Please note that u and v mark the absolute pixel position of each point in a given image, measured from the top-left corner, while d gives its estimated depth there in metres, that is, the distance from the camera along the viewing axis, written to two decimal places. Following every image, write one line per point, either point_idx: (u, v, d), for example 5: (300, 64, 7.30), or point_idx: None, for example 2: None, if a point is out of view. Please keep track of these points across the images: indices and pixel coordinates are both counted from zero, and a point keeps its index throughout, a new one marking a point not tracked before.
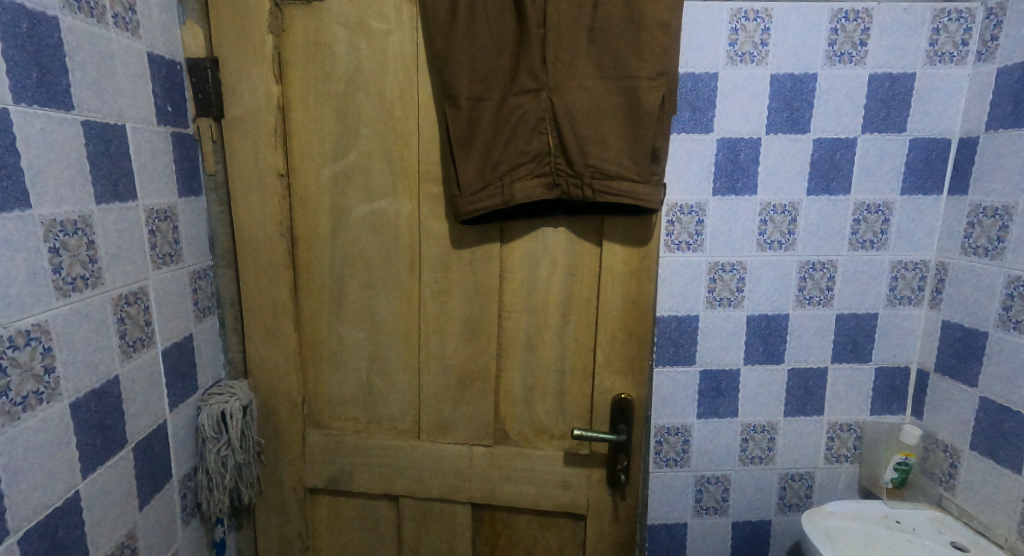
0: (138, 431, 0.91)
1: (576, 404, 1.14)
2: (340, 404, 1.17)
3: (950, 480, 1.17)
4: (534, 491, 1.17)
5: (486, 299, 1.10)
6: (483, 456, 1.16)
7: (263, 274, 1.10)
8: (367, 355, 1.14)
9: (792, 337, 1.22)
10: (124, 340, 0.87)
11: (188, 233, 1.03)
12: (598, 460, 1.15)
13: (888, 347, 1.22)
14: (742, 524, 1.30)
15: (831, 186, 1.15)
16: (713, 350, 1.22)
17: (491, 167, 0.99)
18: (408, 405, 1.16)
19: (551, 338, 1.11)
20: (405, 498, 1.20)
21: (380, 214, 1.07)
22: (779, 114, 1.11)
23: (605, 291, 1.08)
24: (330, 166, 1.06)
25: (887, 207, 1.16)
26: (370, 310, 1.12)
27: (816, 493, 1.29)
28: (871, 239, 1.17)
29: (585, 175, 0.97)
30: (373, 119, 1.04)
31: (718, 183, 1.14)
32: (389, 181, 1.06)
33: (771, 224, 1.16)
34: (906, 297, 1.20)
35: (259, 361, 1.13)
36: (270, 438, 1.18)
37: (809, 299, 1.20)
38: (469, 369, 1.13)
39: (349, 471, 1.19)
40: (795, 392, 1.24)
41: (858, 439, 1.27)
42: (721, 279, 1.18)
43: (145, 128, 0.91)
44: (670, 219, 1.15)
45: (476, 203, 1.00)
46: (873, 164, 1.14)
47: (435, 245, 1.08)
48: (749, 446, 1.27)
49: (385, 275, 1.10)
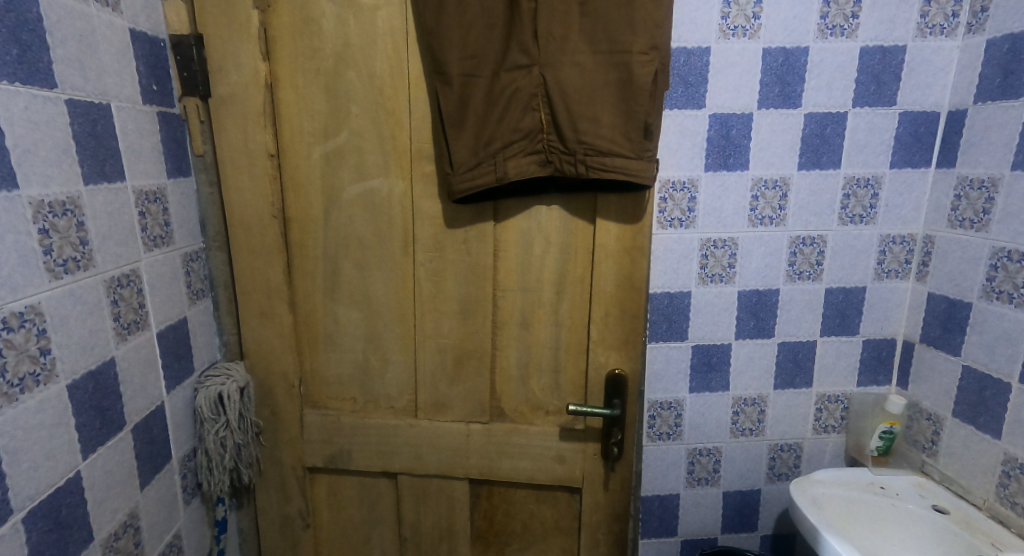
0: (136, 412, 0.91)
1: (570, 381, 1.16)
2: (337, 384, 1.18)
3: (932, 446, 1.21)
4: (530, 465, 1.19)
5: (480, 278, 1.11)
6: (480, 433, 1.18)
7: (256, 256, 1.09)
8: (363, 336, 1.15)
9: (782, 312, 1.24)
10: (118, 323, 0.87)
11: (178, 215, 1.02)
12: (592, 434, 1.17)
13: (875, 320, 1.25)
14: (733, 494, 1.35)
15: (821, 161, 1.15)
16: (705, 325, 1.24)
17: (483, 144, 0.98)
18: (405, 385, 1.17)
19: (546, 316, 1.12)
20: (404, 475, 1.22)
21: (373, 193, 1.07)
22: (770, 89, 1.11)
23: (599, 269, 1.08)
24: (320, 146, 1.05)
25: (876, 181, 1.17)
26: (366, 291, 1.12)
27: (804, 462, 1.34)
28: (861, 213, 1.18)
29: (578, 151, 0.97)
30: (363, 96, 1.02)
31: (710, 159, 1.14)
32: (382, 161, 1.05)
33: (762, 200, 1.17)
34: (893, 270, 1.22)
35: (254, 343, 1.14)
36: (269, 419, 1.18)
37: (800, 274, 1.22)
38: (465, 348, 1.14)
39: (347, 451, 1.21)
40: (785, 365, 1.28)
41: (845, 409, 1.31)
42: (713, 255, 1.19)
43: (131, 107, 0.89)
44: (663, 196, 1.16)
45: (470, 181, 1.00)
46: (863, 139, 1.14)
47: (429, 225, 1.08)
48: (740, 419, 1.31)
49: (379, 256, 1.10)
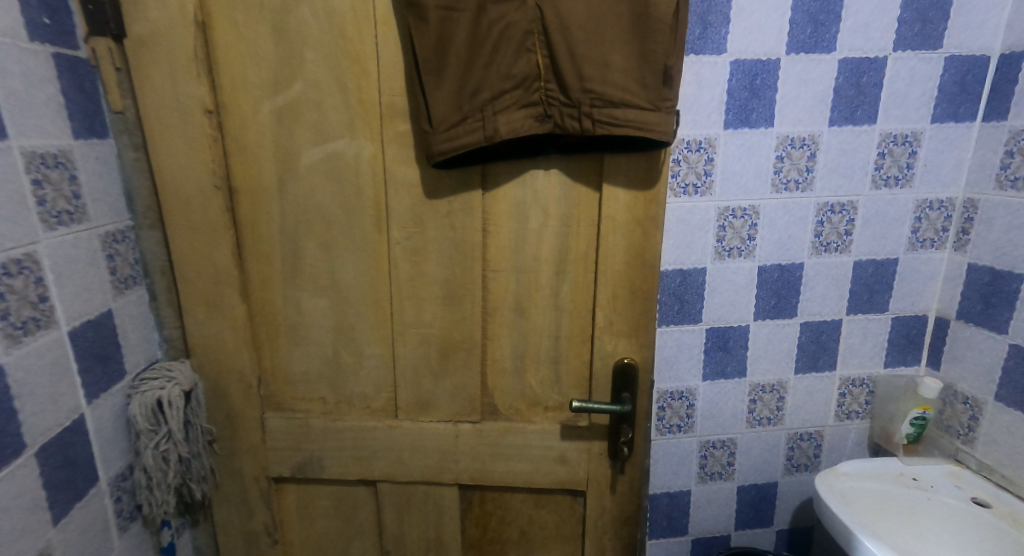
0: (43, 431, 0.74)
1: (573, 373, 1.01)
2: (303, 383, 1.02)
3: (969, 432, 1.10)
4: (528, 468, 1.05)
5: (467, 257, 0.95)
6: (470, 434, 1.04)
7: (198, 236, 0.91)
8: (332, 327, 0.99)
9: (805, 289, 1.11)
10: (8, 322, 0.69)
11: (94, 185, 0.83)
12: (598, 432, 1.03)
13: (906, 295, 1.13)
14: (748, 488, 1.23)
15: (855, 116, 1.01)
16: (721, 306, 1.10)
17: (468, 95, 0.82)
18: (383, 381, 1.02)
19: (544, 299, 0.97)
20: (385, 482, 1.07)
21: (338, 157, 0.90)
22: (802, 30, 0.96)
23: (606, 244, 0.93)
24: (270, 101, 0.87)
25: (915, 138, 1.03)
26: (333, 274, 0.96)
27: (824, 452, 1.22)
28: (896, 175, 1.05)
29: (583, 102, 0.81)
30: (320, 38, 0.84)
31: (730, 114, 0.99)
32: (346, 119, 0.88)
33: (788, 160, 1.02)
34: (929, 239, 1.09)
35: (202, 339, 0.97)
36: (223, 424, 1.02)
37: (826, 246, 1.08)
38: (451, 338, 0.99)
39: (318, 458, 1.05)
40: (807, 347, 1.15)
41: (870, 394, 1.19)
42: (731, 226, 1.05)
43: (12, 46, 0.71)
44: (675, 158, 1.00)
45: (453, 140, 0.83)
46: (904, 90, 1.00)
47: (405, 195, 0.92)
48: (757, 407, 1.18)
49: (348, 233, 0.94)
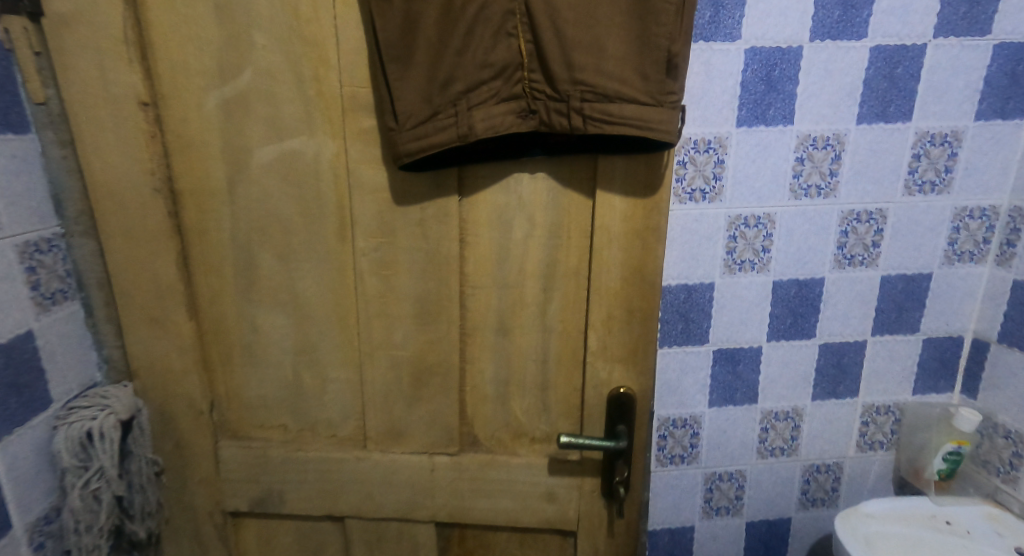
0: None
1: (562, 401, 0.90)
2: (261, 409, 0.91)
3: (1011, 470, 0.98)
4: (512, 505, 0.94)
5: (442, 271, 0.83)
6: (447, 467, 0.93)
7: (136, 245, 0.81)
8: (291, 347, 0.88)
9: (826, 307, 0.99)
10: None
11: (9, 189, 0.73)
12: (590, 467, 0.92)
13: (940, 314, 1.00)
14: (758, 524, 1.11)
15: (887, 112, 0.88)
16: (731, 325, 0.98)
17: (439, 86, 0.70)
18: (350, 407, 0.91)
19: (529, 318, 0.86)
20: (353, 518, 0.96)
21: (294, 156, 0.79)
22: (828, 13, 0.84)
23: (600, 258, 0.82)
24: (215, 91, 0.76)
25: (955, 137, 0.90)
26: (291, 288, 0.85)
27: (844, 485, 1.10)
28: (932, 179, 0.92)
29: (572, 96, 0.69)
30: (270, 19, 0.73)
31: (744, 110, 0.87)
32: (302, 113, 0.77)
33: (809, 162, 0.90)
34: (967, 252, 0.97)
35: (145, 360, 0.86)
36: (172, 454, 0.91)
37: (850, 259, 0.96)
38: (426, 362, 0.88)
39: (279, 491, 0.94)
40: (827, 371, 1.03)
41: (896, 423, 1.07)
42: (743, 237, 0.93)
43: None
44: (681, 160, 0.88)
45: (422, 138, 0.72)
46: (944, 82, 0.88)
47: (371, 200, 0.80)
48: (769, 436, 1.06)
49: (307, 242, 0.83)
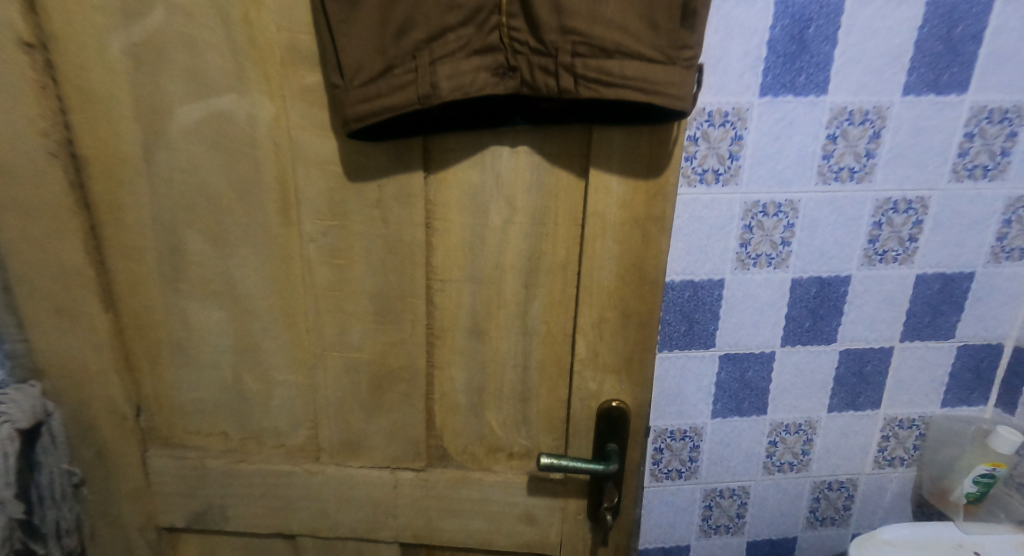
0: None
1: (544, 412, 0.78)
2: (196, 414, 0.79)
3: None
4: (484, 526, 0.82)
5: (403, 262, 0.70)
6: (411, 484, 0.80)
7: (33, 220, 0.68)
8: (228, 345, 0.75)
9: (850, 308, 0.86)
10: None
11: None
12: (574, 488, 0.80)
13: (980, 320, 0.88)
14: (761, 544, 1.00)
15: (939, 83, 0.74)
16: (741, 327, 0.86)
17: (395, 34, 0.56)
18: (299, 414, 0.79)
19: (507, 318, 0.73)
20: (305, 537, 0.84)
21: (222, 119, 0.65)
22: None
23: (591, 249, 0.68)
24: (120, 35, 0.62)
25: (1017, 114, 0.77)
26: (225, 277, 0.72)
27: (857, 504, 0.99)
28: (985, 163, 0.79)
29: (560, 49, 0.55)
30: None
31: (769, 76, 0.73)
32: (230, 65, 0.63)
33: (842, 141, 0.76)
34: (1017, 249, 0.84)
35: (54, 356, 0.74)
36: (93, 463, 0.79)
37: (882, 255, 0.83)
38: (386, 365, 0.75)
39: (219, 506, 0.82)
40: (847, 381, 0.91)
41: (920, 438, 0.95)
42: (760, 226, 0.80)
43: None
44: (692, 135, 0.75)
45: (374, 99, 0.57)
46: (1009, 47, 0.74)
47: (318, 175, 0.66)
48: (778, 450, 0.94)
49: (242, 223, 0.69)
